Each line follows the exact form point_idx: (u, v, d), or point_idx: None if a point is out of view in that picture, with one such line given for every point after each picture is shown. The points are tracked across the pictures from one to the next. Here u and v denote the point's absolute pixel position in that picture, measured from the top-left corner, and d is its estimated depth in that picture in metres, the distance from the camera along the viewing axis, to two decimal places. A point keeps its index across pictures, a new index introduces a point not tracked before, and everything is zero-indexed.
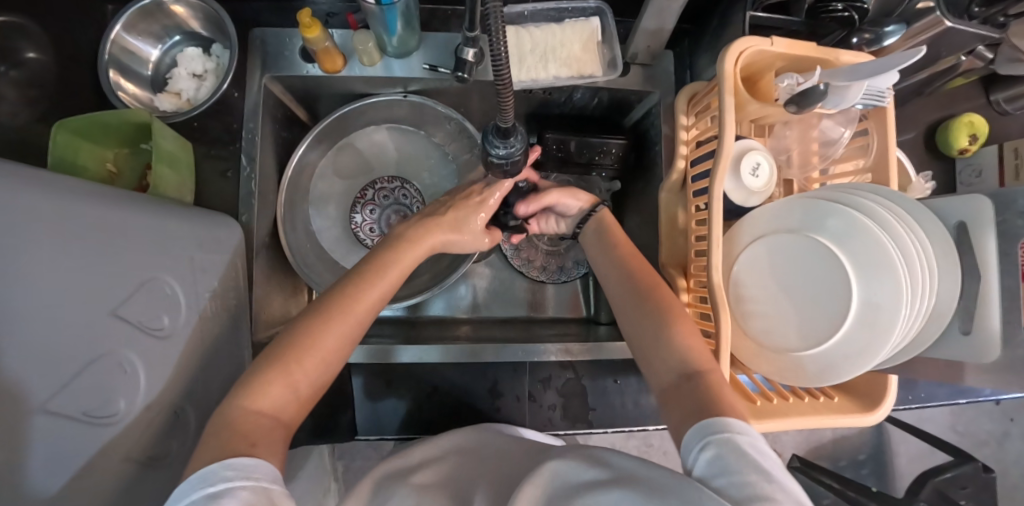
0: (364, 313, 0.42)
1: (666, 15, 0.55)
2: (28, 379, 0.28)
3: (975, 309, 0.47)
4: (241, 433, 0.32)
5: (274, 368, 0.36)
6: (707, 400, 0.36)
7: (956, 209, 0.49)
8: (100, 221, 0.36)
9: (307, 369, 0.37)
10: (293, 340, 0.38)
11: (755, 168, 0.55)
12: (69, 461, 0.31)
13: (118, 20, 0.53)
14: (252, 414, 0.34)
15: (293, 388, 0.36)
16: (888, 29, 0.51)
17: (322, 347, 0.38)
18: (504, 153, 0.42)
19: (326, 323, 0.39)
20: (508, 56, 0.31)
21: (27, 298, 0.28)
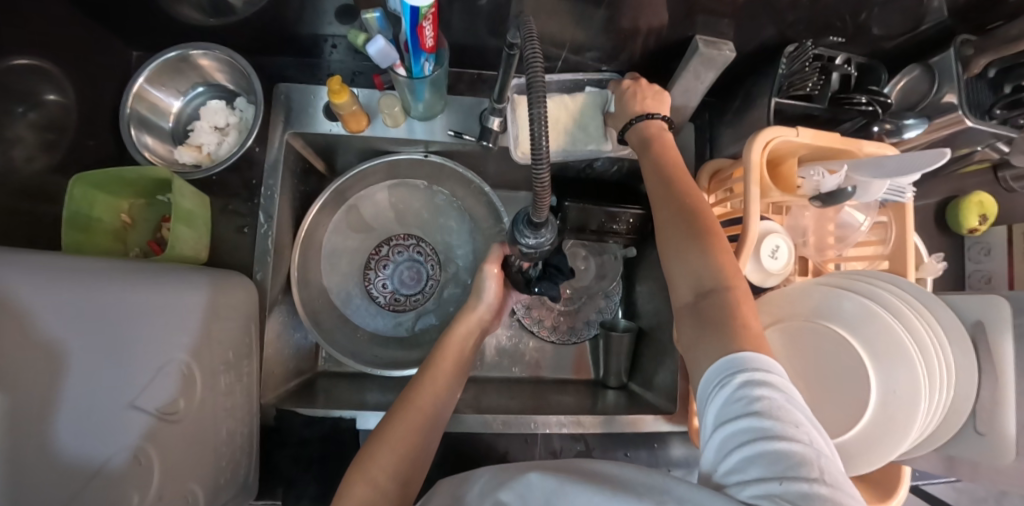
0: (427, 416, 0.47)
1: (691, 94, 0.57)
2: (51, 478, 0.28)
3: (994, 412, 0.47)
4: None
5: (357, 472, 0.40)
6: (720, 318, 0.36)
7: (972, 308, 0.50)
8: (110, 307, 0.34)
9: (387, 470, 0.41)
10: (374, 445, 0.43)
11: (774, 250, 0.56)
12: None
13: (142, 73, 0.53)
14: None
15: (381, 484, 0.40)
16: (908, 122, 0.53)
17: (398, 448, 0.43)
18: (534, 242, 0.42)
19: (399, 425, 0.44)
20: (549, 152, 0.33)
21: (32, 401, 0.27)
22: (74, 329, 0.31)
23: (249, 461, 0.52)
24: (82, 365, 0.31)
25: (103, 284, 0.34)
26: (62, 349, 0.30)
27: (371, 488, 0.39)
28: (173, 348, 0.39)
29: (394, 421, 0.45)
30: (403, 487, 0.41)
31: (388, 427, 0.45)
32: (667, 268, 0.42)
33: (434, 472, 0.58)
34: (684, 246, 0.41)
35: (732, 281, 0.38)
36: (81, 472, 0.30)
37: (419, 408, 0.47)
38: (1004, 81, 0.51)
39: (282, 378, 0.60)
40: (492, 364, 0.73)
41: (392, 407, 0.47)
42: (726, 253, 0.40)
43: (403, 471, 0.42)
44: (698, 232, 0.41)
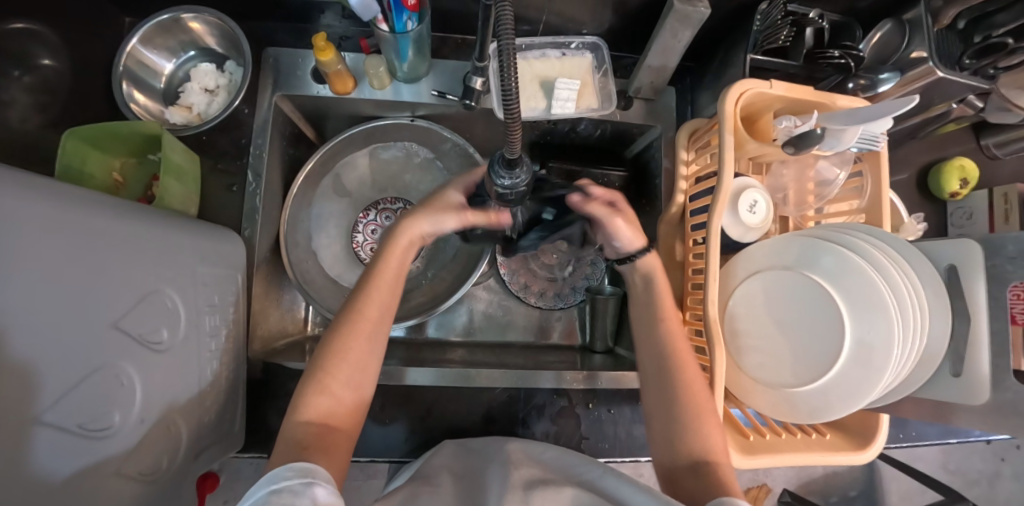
0: (372, 327, 0.45)
1: (670, 54, 0.56)
2: (40, 379, 0.29)
3: (964, 352, 0.47)
4: (303, 442, 0.39)
5: (310, 385, 0.42)
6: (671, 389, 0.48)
7: (947, 253, 0.50)
8: (113, 233, 0.36)
9: (340, 382, 0.43)
10: (323, 359, 0.43)
11: (752, 205, 0.57)
12: (77, 466, 0.33)
13: (136, 33, 0.55)
14: (308, 425, 0.40)
15: (332, 399, 0.42)
16: (882, 77, 0.53)
17: (352, 361, 0.44)
18: (509, 184, 0.44)
19: (343, 343, 0.44)
20: (518, 92, 0.33)
21: (43, 305, 0.29)
22: (84, 248, 0.33)
23: (233, 409, 0.54)
24: (87, 282, 0.33)
25: (101, 209, 0.36)
26: (73, 264, 0.32)
27: (324, 399, 0.42)
28: (155, 280, 0.41)
29: (343, 332, 0.44)
30: (362, 396, 0.44)
31: (341, 340, 0.44)
32: (648, 396, 0.50)
33: (417, 427, 0.60)
34: (664, 383, 0.48)
35: (717, 453, 0.45)
36: (72, 377, 0.32)
37: (360, 323, 0.45)
38: (974, 32, 0.52)
39: (269, 336, 0.63)
40: (478, 330, 0.74)
41: (333, 318, 0.47)
42: (714, 433, 0.46)
43: (353, 379, 0.43)
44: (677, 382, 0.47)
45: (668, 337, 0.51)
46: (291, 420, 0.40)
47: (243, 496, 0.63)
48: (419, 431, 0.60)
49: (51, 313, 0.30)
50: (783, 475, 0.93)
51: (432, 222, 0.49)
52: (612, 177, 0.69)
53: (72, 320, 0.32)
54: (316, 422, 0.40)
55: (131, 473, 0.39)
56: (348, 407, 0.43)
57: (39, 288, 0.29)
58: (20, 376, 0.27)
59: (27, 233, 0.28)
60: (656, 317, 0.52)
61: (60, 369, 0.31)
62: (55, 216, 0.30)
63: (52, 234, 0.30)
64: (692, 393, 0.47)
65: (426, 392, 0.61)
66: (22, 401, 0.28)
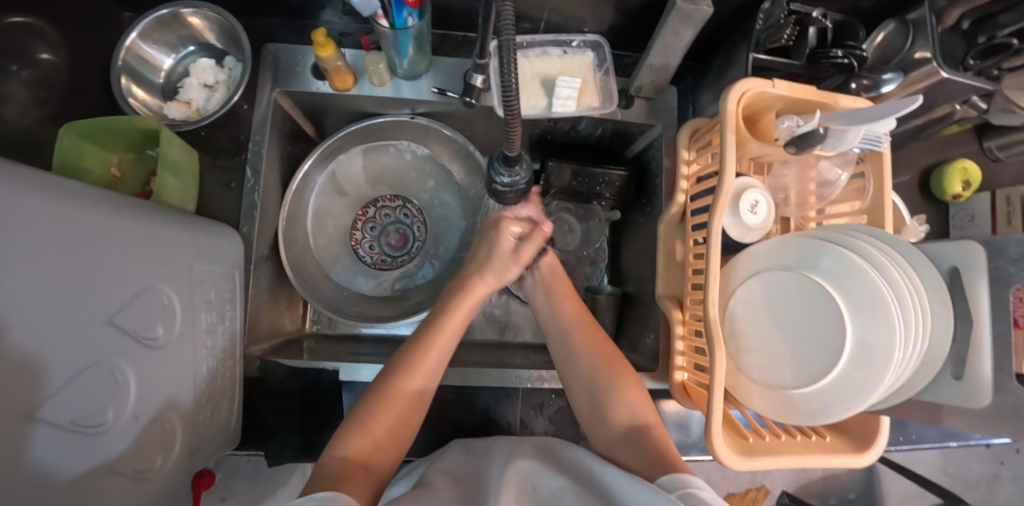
0: (427, 378, 0.49)
1: (672, 53, 0.56)
2: (32, 375, 0.29)
3: (967, 355, 0.47)
4: (339, 474, 0.40)
5: (357, 425, 0.45)
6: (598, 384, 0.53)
7: (949, 255, 0.49)
8: (108, 228, 0.36)
9: (386, 426, 0.46)
10: (375, 401, 0.46)
11: (753, 205, 0.57)
12: (70, 462, 0.32)
13: (135, 28, 0.55)
14: (347, 460, 0.42)
15: (376, 440, 0.45)
16: (886, 76, 0.52)
17: (400, 403, 0.47)
18: (508, 181, 0.44)
19: (398, 389, 0.47)
20: (517, 88, 0.34)
21: (36, 300, 0.29)
22: (78, 243, 0.32)
23: (230, 406, 0.54)
24: (81, 277, 0.33)
25: (97, 203, 0.35)
26: (67, 260, 0.31)
27: (369, 440, 0.44)
28: (151, 276, 0.40)
29: (398, 380, 0.48)
30: (398, 440, 0.46)
31: (393, 389, 0.47)
32: (569, 375, 0.55)
33: (415, 426, 0.60)
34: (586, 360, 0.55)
35: (642, 414, 0.50)
36: (65, 373, 0.32)
37: (421, 370, 0.49)
38: (978, 32, 0.51)
39: (266, 333, 0.62)
40: (477, 329, 0.74)
41: (390, 365, 0.50)
42: (635, 393, 0.52)
43: (396, 423, 0.46)
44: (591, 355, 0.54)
45: (572, 315, 0.59)
46: (332, 453, 0.42)
47: (240, 494, 0.63)
48: (416, 430, 0.60)
49: (44, 308, 0.29)
50: (782, 477, 0.93)
51: (495, 278, 0.58)
52: (614, 176, 0.69)
53: (66, 315, 0.31)
54: (355, 459, 0.42)
55: (125, 470, 0.38)
56: (387, 448, 0.45)
57: (32, 283, 0.28)
58: (12, 371, 0.27)
59: (20, 227, 0.28)
60: (558, 296, 0.61)
61: (52, 365, 0.30)
62: (49, 209, 0.30)
63: (45, 228, 0.30)
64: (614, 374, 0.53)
65: None
66: (13, 396, 0.27)
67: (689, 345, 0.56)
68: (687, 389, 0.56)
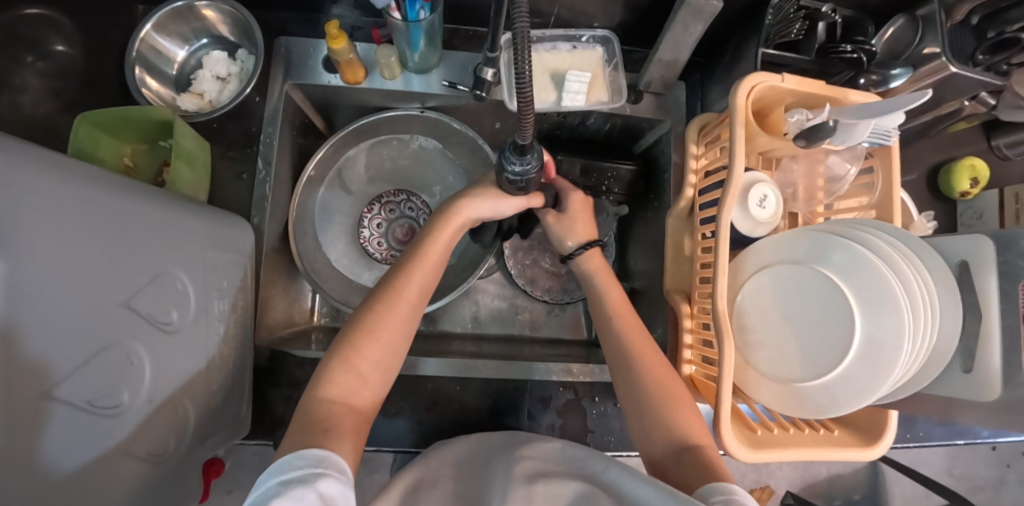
0: (409, 308, 0.47)
1: (681, 48, 0.56)
2: (51, 354, 0.29)
3: (976, 347, 0.47)
4: (318, 418, 0.39)
5: (336, 360, 0.43)
6: (641, 390, 0.49)
7: (958, 248, 0.49)
8: (124, 212, 0.36)
9: (366, 362, 0.44)
10: (352, 337, 0.44)
11: (762, 199, 0.57)
12: (86, 443, 0.33)
13: (150, 19, 0.56)
14: (329, 402, 0.41)
15: (358, 377, 0.43)
16: (894, 71, 0.53)
17: (381, 340, 0.45)
18: (519, 170, 0.44)
19: (379, 326, 0.45)
20: (533, 81, 0.32)
21: (57, 279, 0.29)
22: (96, 226, 0.33)
23: (240, 395, 0.54)
24: (100, 260, 0.33)
25: (114, 187, 0.36)
26: (87, 242, 0.32)
27: (349, 378, 0.42)
28: (166, 262, 0.41)
29: (376, 317, 0.45)
30: (384, 379, 0.45)
31: (371, 330, 0.44)
32: (620, 383, 0.51)
33: (422, 417, 0.60)
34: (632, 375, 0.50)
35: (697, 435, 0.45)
36: (82, 355, 0.32)
37: (399, 304, 0.47)
38: (987, 28, 0.51)
39: (275, 324, 0.63)
40: (483, 323, 0.74)
41: (368, 299, 0.48)
42: (692, 415, 0.47)
43: (382, 361, 0.44)
44: (638, 366, 0.50)
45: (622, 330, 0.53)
46: (314, 395, 0.41)
47: (247, 485, 0.63)
48: (424, 422, 0.60)
49: (65, 287, 0.30)
50: (787, 477, 0.92)
51: (487, 206, 0.54)
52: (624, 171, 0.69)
53: (85, 296, 0.32)
54: (339, 402, 0.41)
55: (138, 453, 0.38)
56: (372, 385, 0.44)
57: (51, 262, 0.28)
58: (33, 349, 0.27)
59: (42, 207, 0.28)
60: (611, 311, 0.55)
61: (70, 346, 0.31)
62: (69, 191, 0.30)
63: (66, 209, 0.30)
64: (662, 381, 0.48)
65: (432, 383, 0.60)
66: (33, 374, 0.28)
67: (697, 338, 0.56)
68: (695, 382, 0.57)
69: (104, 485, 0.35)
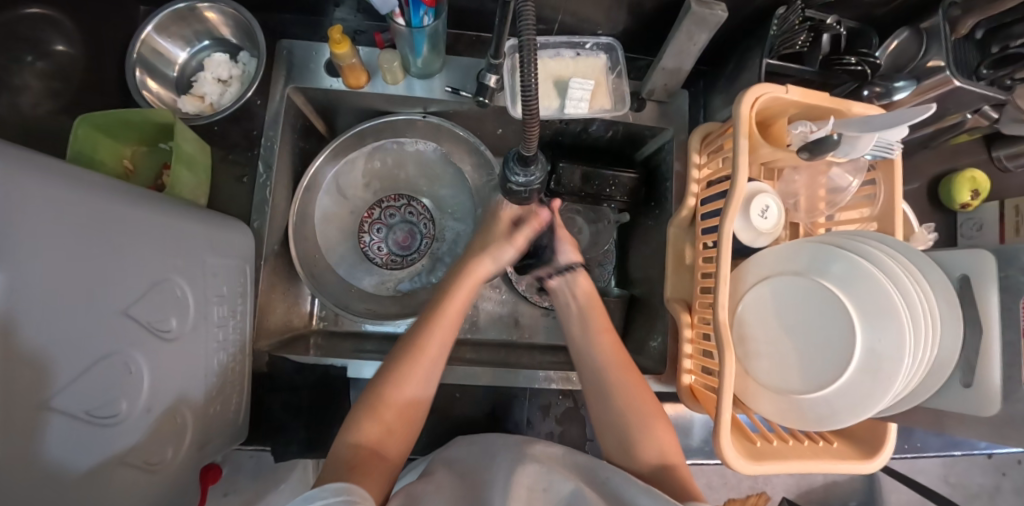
0: (433, 358, 0.49)
1: (685, 56, 0.56)
2: (46, 365, 0.29)
3: (976, 362, 0.47)
4: (349, 462, 0.41)
5: (365, 410, 0.45)
6: (622, 416, 0.51)
7: (960, 262, 0.49)
8: (124, 219, 0.36)
9: (393, 410, 0.45)
10: (381, 385, 0.46)
11: (764, 210, 0.57)
12: (83, 454, 0.32)
13: (151, 21, 0.55)
14: (357, 448, 0.42)
15: (384, 427, 0.44)
16: (898, 84, 0.53)
17: (411, 388, 0.47)
18: (523, 181, 0.44)
19: (404, 377, 0.47)
20: (538, 89, 0.33)
21: (53, 290, 0.29)
22: (94, 233, 0.32)
23: (239, 400, 0.54)
24: (97, 268, 0.33)
25: (114, 194, 0.35)
26: (84, 251, 0.31)
27: (376, 427, 0.44)
28: (166, 269, 0.41)
29: (402, 365, 0.48)
30: (409, 429, 0.46)
31: (400, 376, 0.47)
32: (598, 406, 0.53)
33: (422, 424, 0.60)
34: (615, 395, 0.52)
35: (669, 455, 0.48)
36: (81, 364, 0.32)
37: (426, 354, 0.49)
38: (991, 42, 0.52)
39: (274, 328, 0.63)
40: (483, 329, 0.74)
41: (397, 347, 0.50)
42: (665, 435, 0.50)
43: (407, 408, 0.46)
44: (619, 385, 0.52)
45: (605, 349, 0.55)
46: (341, 441, 0.43)
47: (244, 490, 0.63)
48: (423, 429, 0.60)
49: (62, 297, 0.29)
50: (784, 484, 0.93)
51: (494, 260, 0.59)
52: (625, 179, 0.69)
53: (82, 306, 0.31)
54: (365, 447, 0.43)
55: (137, 461, 0.38)
56: (398, 431, 0.45)
57: None
58: (30, 359, 0.27)
59: (40, 215, 0.28)
60: (592, 328, 0.57)
61: (69, 356, 0.30)
62: (67, 199, 0.30)
63: (63, 218, 0.30)
64: (642, 402, 0.51)
65: (432, 390, 0.60)
66: (31, 384, 0.27)
67: (697, 348, 0.56)
68: (695, 392, 0.56)
69: (101, 495, 0.34)
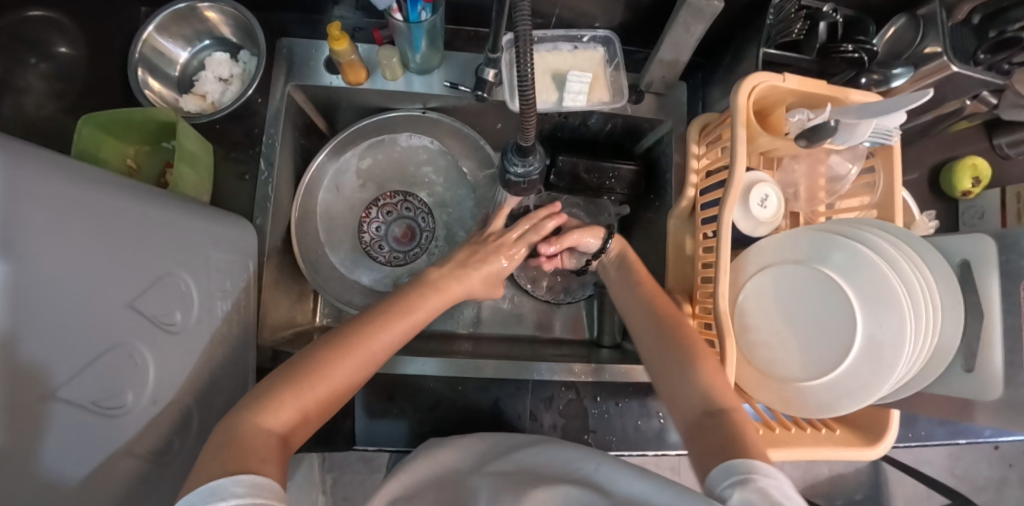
0: (382, 345, 0.44)
1: (682, 48, 0.56)
2: (53, 355, 0.29)
3: (977, 348, 0.47)
4: (243, 443, 0.31)
5: (289, 381, 0.36)
6: (670, 371, 0.45)
7: (961, 248, 0.49)
8: (130, 214, 0.36)
9: (314, 390, 0.37)
10: (315, 353, 0.39)
11: (763, 199, 0.57)
12: (88, 444, 0.33)
13: (153, 20, 0.56)
14: (257, 425, 0.33)
15: (302, 407, 0.36)
16: (896, 71, 0.53)
17: (347, 364, 0.40)
18: (522, 171, 0.45)
19: (344, 352, 0.40)
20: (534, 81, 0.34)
21: (62, 282, 0.29)
22: (100, 226, 0.33)
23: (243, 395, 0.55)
24: (103, 261, 0.33)
25: (119, 190, 0.36)
26: (91, 244, 0.32)
27: (290, 404, 0.35)
28: (170, 264, 0.41)
29: (347, 339, 0.41)
30: (328, 411, 0.38)
31: (345, 347, 0.41)
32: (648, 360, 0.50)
33: (425, 417, 0.60)
34: (663, 343, 0.49)
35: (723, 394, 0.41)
36: (87, 354, 0.32)
37: (378, 339, 0.43)
38: (989, 27, 0.51)
39: (279, 325, 0.63)
40: (486, 324, 0.75)
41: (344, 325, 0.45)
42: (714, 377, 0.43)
43: (330, 393, 0.38)
44: (670, 330, 0.50)
45: (646, 298, 0.55)
46: (244, 410, 0.33)
47: None
48: (426, 422, 0.60)
49: (68, 289, 0.30)
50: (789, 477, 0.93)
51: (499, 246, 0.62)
52: (624, 171, 0.69)
53: (88, 298, 0.32)
54: (265, 427, 0.33)
55: (141, 453, 0.39)
56: (319, 410, 0.37)
57: (56, 265, 0.29)
58: (39, 347, 0.28)
59: (47, 209, 0.28)
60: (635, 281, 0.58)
61: (76, 344, 0.31)
62: (74, 194, 0.31)
63: (70, 211, 0.30)
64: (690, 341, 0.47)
65: (434, 385, 0.60)
66: (36, 375, 0.28)
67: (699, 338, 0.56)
68: None
69: (106, 486, 0.35)
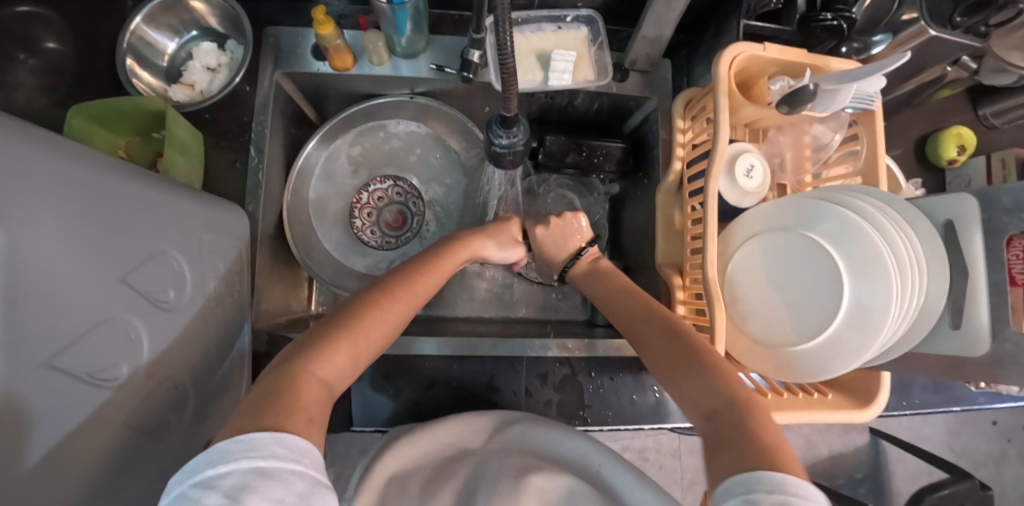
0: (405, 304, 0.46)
1: (664, 24, 0.57)
2: (49, 322, 0.30)
3: (963, 305, 0.47)
4: (299, 396, 0.31)
5: (335, 335, 0.38)
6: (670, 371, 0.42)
7: (944, 208, 0.50)
8: (121, 190, 0.37)
9: (360, 342, 0.39)
10: (353, 314, 0.40)
11: (748, 170, 0.58)
12: (85, 413, 0.33)
13: (139, 11, 0.57)
14: (313, 376, 0.34)
15: (351, 358, 0.38)
16: (876, 38, 0.55)
17: (381, 322, 0.42)
18: (506, 142, 0.46)
19: (377, 314, 0.42)
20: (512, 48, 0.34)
21: (56, 252, 0.30)
22: (92, 200, 0.33)
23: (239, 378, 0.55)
24: (95, 234, 0.34)
25: (110, 167, 0.36)
26: (83, 216, 0.32)
27: (339, 356, 0.37)
28: (161, 242, 0.42)
29: (377, 300, 0.43)
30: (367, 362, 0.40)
31: (376, 307, 0.42)
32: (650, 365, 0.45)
33: (421, 397, 0.60)
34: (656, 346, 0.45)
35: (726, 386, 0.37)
36: (82, 324, 0.33)
37: (398, 299, 0.45)
38: None
39: (274, 311, 0.64)
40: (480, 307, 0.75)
41: (370, 286, 0.46)
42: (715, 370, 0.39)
43: (367, 347, 0.40)
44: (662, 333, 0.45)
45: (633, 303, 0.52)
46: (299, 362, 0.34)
47: None
48: (423, 402, 0.61)
49: (61, 259, 0.30)
50: None
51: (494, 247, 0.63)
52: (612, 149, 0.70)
53: (82, 271, 0.32)
54: (320, 377, 0.34)
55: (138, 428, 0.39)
56: (364, 359, 0.40)
57: (49, 234, 0.29)
58: (34, 314, 0.28)
59: (40, 180, 0.29)
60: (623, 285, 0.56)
61: (71, 314, 0.31)
62: (65, 168, 0.31)
63: (62, 183, 0.31)
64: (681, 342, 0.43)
65: (430, 365, 0.61)
66: (32, 340, 0.28)
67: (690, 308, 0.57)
68: None
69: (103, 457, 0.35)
